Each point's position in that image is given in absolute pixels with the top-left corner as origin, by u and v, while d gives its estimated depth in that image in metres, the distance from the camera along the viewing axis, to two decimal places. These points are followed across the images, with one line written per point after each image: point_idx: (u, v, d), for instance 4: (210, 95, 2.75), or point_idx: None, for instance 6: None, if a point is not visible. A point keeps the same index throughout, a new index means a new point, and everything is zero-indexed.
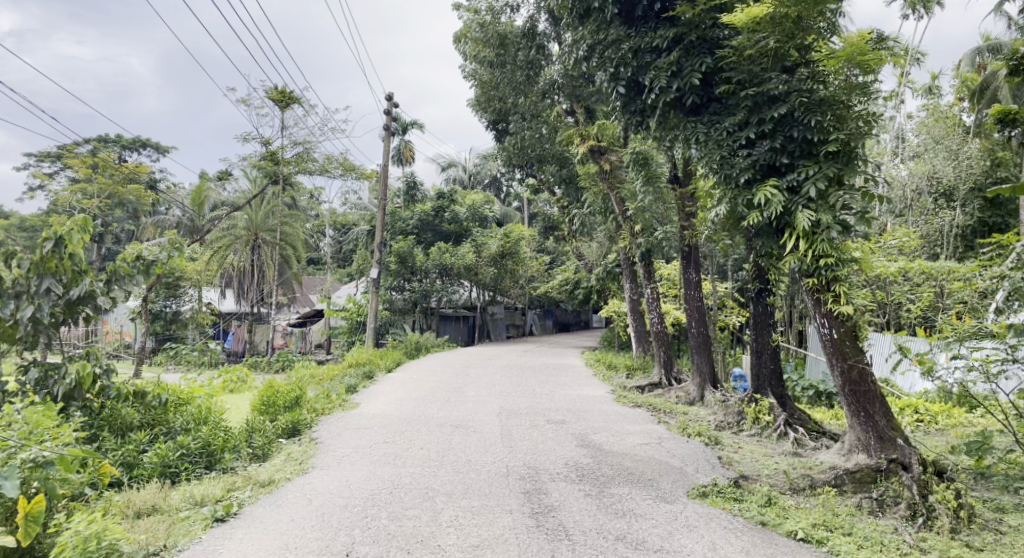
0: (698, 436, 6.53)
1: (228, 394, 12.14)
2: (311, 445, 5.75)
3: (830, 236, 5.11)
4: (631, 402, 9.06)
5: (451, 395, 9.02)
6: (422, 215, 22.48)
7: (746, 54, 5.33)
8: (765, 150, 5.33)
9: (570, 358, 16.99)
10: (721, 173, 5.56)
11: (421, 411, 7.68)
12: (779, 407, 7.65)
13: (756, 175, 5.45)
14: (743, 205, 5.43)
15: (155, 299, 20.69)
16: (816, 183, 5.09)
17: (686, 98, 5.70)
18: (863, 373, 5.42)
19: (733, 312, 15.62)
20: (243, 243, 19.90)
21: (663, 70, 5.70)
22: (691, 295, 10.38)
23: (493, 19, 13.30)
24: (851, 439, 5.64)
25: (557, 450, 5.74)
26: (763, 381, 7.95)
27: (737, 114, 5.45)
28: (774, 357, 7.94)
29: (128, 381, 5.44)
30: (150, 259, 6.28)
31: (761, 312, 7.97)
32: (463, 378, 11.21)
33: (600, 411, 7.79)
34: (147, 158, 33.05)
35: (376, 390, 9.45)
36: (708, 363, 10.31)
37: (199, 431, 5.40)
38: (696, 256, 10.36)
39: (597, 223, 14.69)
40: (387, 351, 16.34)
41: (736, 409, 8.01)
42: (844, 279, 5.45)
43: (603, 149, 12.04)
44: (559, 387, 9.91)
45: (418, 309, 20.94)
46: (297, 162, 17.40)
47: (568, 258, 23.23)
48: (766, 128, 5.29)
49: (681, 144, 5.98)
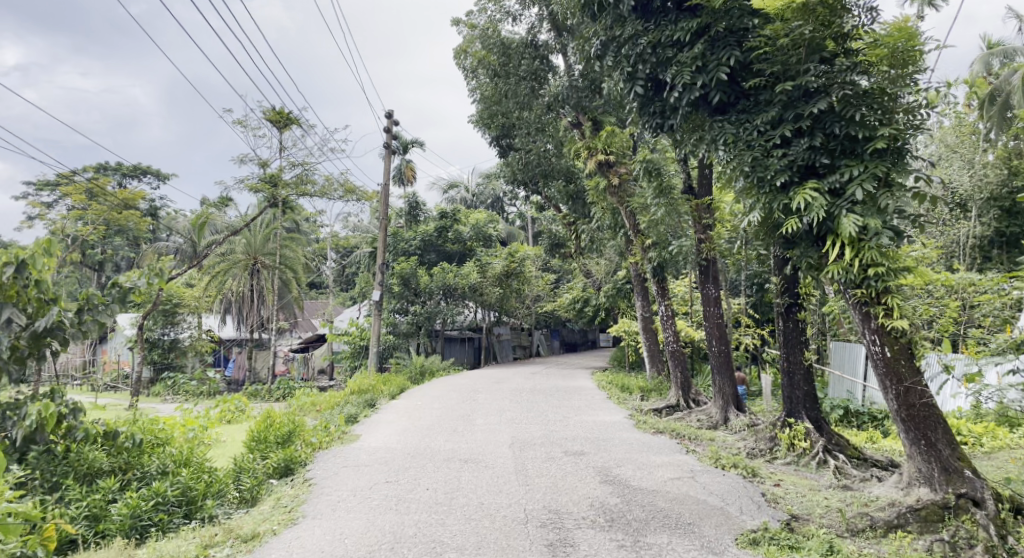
0: (734, 468, 5.92)
1: (223, 427, 11.54)
2: (304, 488, 5.15)
3: (880, 243, 4.56)
4: (652, 428, 8.46)
5: (458, 424, 8.42)
6: (425, 235, 22.08)
7: (779, 45, 4.83)
8: (805, 149, 4.79)
9: (581, 379, 16.34)
10: (752, 176, 5.01)
11: (427, 443, 7.07)
12: (816, 432, 7.07)
13: (794, 177, 4.91)
14: (779, 212, 4.89)
15: (151, 327, 20.10)
16: (862, 184, 4.55)
17: (712, 96, 5.20)
18: (922, 396, 4.83)
19: (749, 329, 15.04)
20: (242, 267, 19.58)
21: (685, 65, 5.22)
22: (710, 312, 9.81)
23: (493, 31, 13.02)
24: (910, 470, 5.00)
25: (580, 488, 5.14)
26: (796, 404, 7.34)
27: (770, 112, 4.94)
28: (808, 379, 7.34)
29: (98, 420, 4.88)
30: (127, 287, 5.98)
31: (792, 329, 7.35)
32: (471, 403, 10.62)
33: (621, 440, 7.18)
34: (148, 185, 33.04)
35: (379, 419, 8.89)
36: (731, 384, 9.74)
37: (179, 474, 4.82)
38: (715, 270, 9.80)
39: (606, 239, 14.18)
40: (391, 376, 15.76)
41: (768, 435, 7.43)
42: (896, 291, 4.88)
43: (611, 163, 11.65)
44: (574, 413, 9.30)
45: (422, 332, 20.36)
46: (296, 183, 17.05)
47: (574, 276, 22.74)
48: (804, 124, 4.77)
49: (706, 147, 5.46)
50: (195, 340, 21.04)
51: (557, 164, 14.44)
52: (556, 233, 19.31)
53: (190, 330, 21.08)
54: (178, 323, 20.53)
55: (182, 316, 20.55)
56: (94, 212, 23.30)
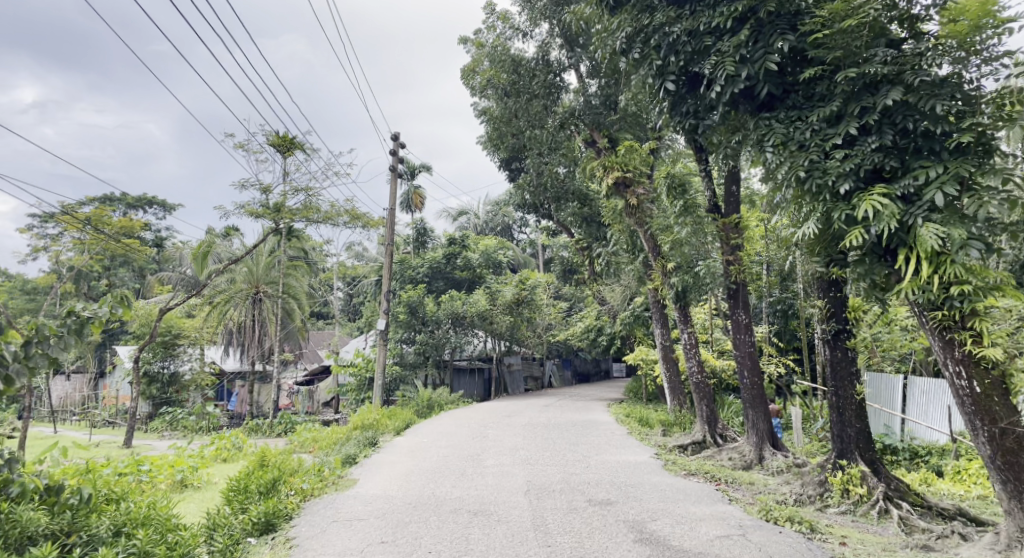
0: (788, 521, 5.08)
1: (214, 471, 10.78)
2: (284, 550, 4.41)
3: (966, 258, 3.81)
4: (683, 470, 7.61)
5: (467, 465, 7.65)
6: (433, 262, 21.55)
7: (839, 27, 4.22)
8: (872, 148, 4.12)
9: (597, 412, 15.47)
10: (809, 182, 4.34)
11: (432, 490, 6.31)
12: (874, 477, 6.21)
13: (858, 182, 4.23)
14: (841, 222, 4.19)
15: (150, 360, 19.53)
16: (943, 188, 3.86)
17: (759, 89, 4.65)
18: (1021, 440, 4.02)
19: (773, 358, 14.19)
20: (243, 296, 19.13)
21: (727, 55, 4.69)
22: (741, 340, 9.05)
23: (503, 48, 12.70)
24: (1008, 530, 4.15)
25: (611, 549, 4.35)
26: (847, 444, 6.46)
27: (829, 107, 4.31)
28: (860, 415, 6.49)
29: (41, 473, 4.19)
30: (86, 315, 4.96)
31: (840, 358, 6.54)
32: (481, 440, 9.83)
33: (652, 485, 6.38)
34: (154, 216, 33.13)
35: (380, 460, 8.13)
36: (765, 419, 8.90)
37: (135, 536, 4.06)
38: (745, 294, 9.11)
39: (622, 263, 13.54)
40: (397, 410, 14.96)
41: (817, 479, 6.56)
42: (985, 314, 4.12)
43: (628, 182, 11.12)
44: (595, 451, 8.50)
45: (430, 362, 19.58)
46: (301, 209, 16.59)
47: (587, 303, 22.02)
48: (871, 120, 4.11)
49: (751, 150, 4.84)
50: (195, 374, 20.41)
51: (569, 187, 14.28)
52: (568, 259, 18.68)
53: (191, 362, 20.48)
54: (177, 355, 19.93)
55: (182, 348, 19.98)
56: (98, 242, 23.05)
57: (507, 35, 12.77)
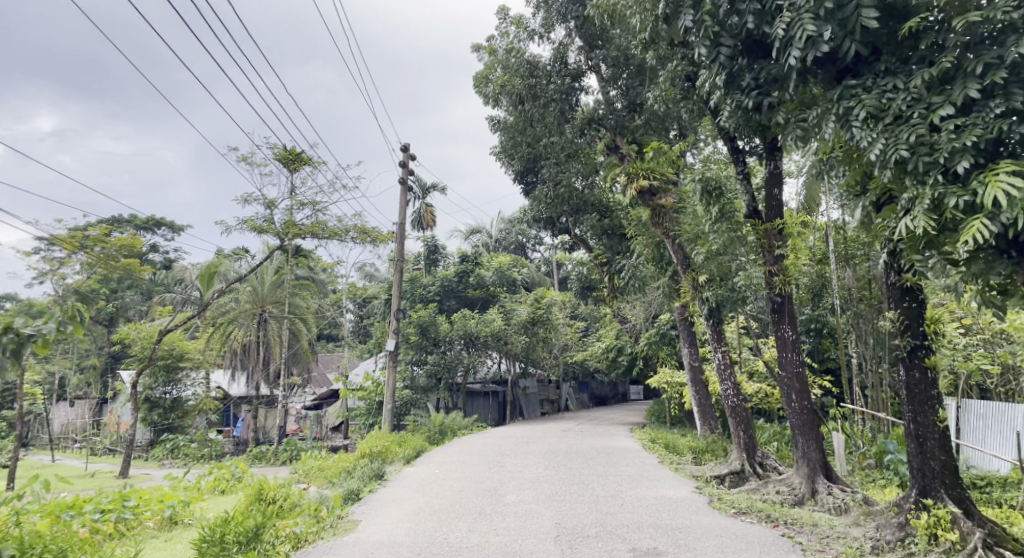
0: None
1: (208, 505, 10.03)
2: None
3: None
4: (733, 508, 6.65)
5: (488, 501, 6.83)
6: (444, 280, 20.83)
7: None
8: (997, 114, 3.50)
9: (620, 438, 14.50)
10: (912, 162, 3.70)
11: (446, 534, 5.48)
12: (966, 519, 5.18)
13: (977, 157, 3.56)
14: (957, 210, 3.50)
15: (152, 384, 18.96)
16: None
17: (845, 48, 4.28)
18: None
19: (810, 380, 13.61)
20: (248, 316, 18.60)
21: (804, 10, 4.30)
22: (787, 359, 8.16)
23: (516, 54, 12.27)
24: None
25: None
26: (930, 479, 5.45)
27: (938, 65, 3.73)
28: (946, 446, 5.47)
29: None
30: (26, 332, 4.40)
31: (917, 380, 5.59)
32: (500, 469, 9.01)
33: (702, 531, 5.47)
34: (163, 238, 33.13)
35: (388, 495, 7.26)
36: (817, 448, 7.92)
37: None
38: (791, 308, 8.25)
39: (647, 277, 12.77)
40: (408, 436, 14.06)
41: (896, 522, 5.54)
42: None
43: (654, 190, 10.68)
44: (628, 484, 7.62)
45: (442, 385, 18.71)
46: (308, 226, 16.06)
47: (605, 321, 21.16)
48: (994, 77, 3.52)
49: (834, 127, 4.24)
50: (199, 399, 19.81)
51: (588, 197, 13.86)
52: (587, 275, 17.91)
53: (194, 387, 19.91)
54: (180, 380, 19.36)
55: (185, 373, 19.42)
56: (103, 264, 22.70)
57: (520, 38, 12.29)
